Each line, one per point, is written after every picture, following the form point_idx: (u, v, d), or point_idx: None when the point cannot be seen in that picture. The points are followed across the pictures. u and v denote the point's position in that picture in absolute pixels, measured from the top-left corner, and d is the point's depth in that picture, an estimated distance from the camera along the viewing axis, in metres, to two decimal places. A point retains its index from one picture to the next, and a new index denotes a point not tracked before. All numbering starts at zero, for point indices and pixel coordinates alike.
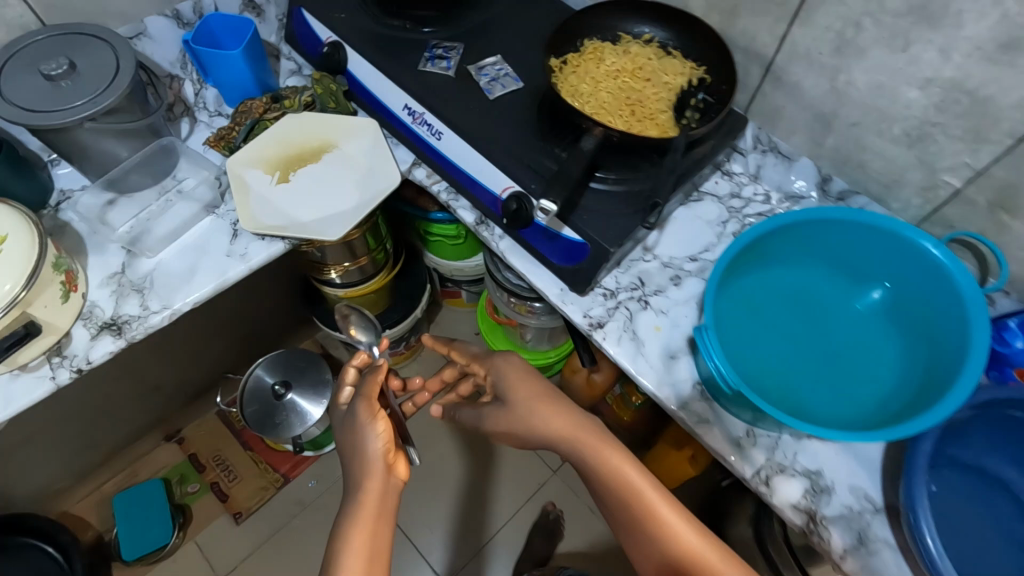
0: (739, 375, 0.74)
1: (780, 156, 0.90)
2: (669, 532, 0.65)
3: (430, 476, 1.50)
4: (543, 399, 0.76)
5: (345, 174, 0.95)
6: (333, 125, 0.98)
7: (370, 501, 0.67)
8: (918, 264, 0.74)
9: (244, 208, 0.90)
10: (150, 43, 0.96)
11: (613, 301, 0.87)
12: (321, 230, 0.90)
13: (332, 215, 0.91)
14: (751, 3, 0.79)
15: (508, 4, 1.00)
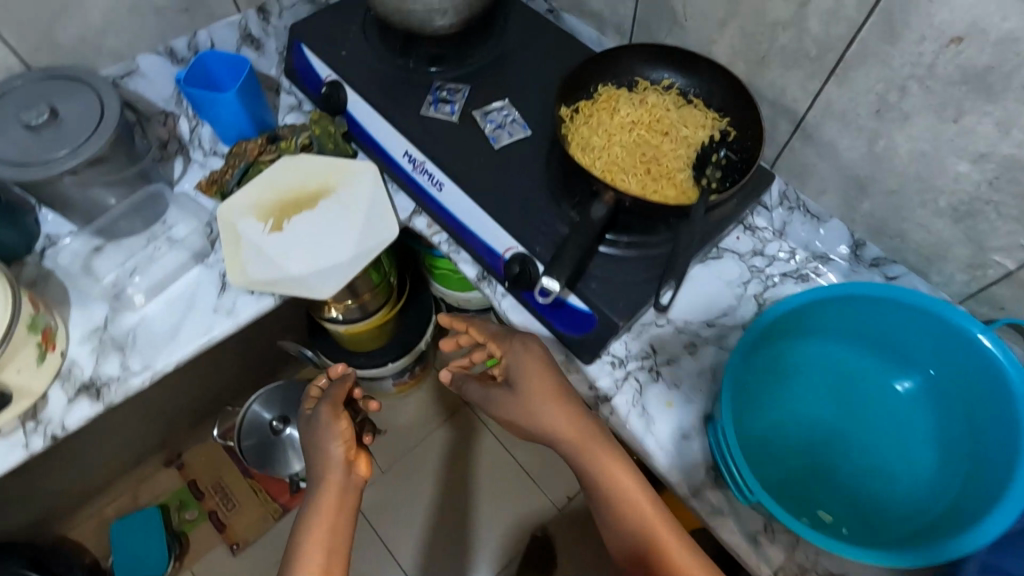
0: (757, 471, 0.67)
1: (809, 214, 0.85)
2: (647, 541, 0.65)
3: (412, 477, 1.51)
4: (541, 395, 0.70)
5: (343, 223, 0.89)
6: (332, 167, 0.92)
7: (330, 495, 0.69)
8: (963, 351, 0.67)
9: (235, 260, 0.85)
10: (142, 80, 0.92)
11: (622, 371, 0.81)
12: (314, 285, 0.85)
13: (327, 268, 0.86)
14: (782, 55, 0.72)
15: (518, 41, 0.94)
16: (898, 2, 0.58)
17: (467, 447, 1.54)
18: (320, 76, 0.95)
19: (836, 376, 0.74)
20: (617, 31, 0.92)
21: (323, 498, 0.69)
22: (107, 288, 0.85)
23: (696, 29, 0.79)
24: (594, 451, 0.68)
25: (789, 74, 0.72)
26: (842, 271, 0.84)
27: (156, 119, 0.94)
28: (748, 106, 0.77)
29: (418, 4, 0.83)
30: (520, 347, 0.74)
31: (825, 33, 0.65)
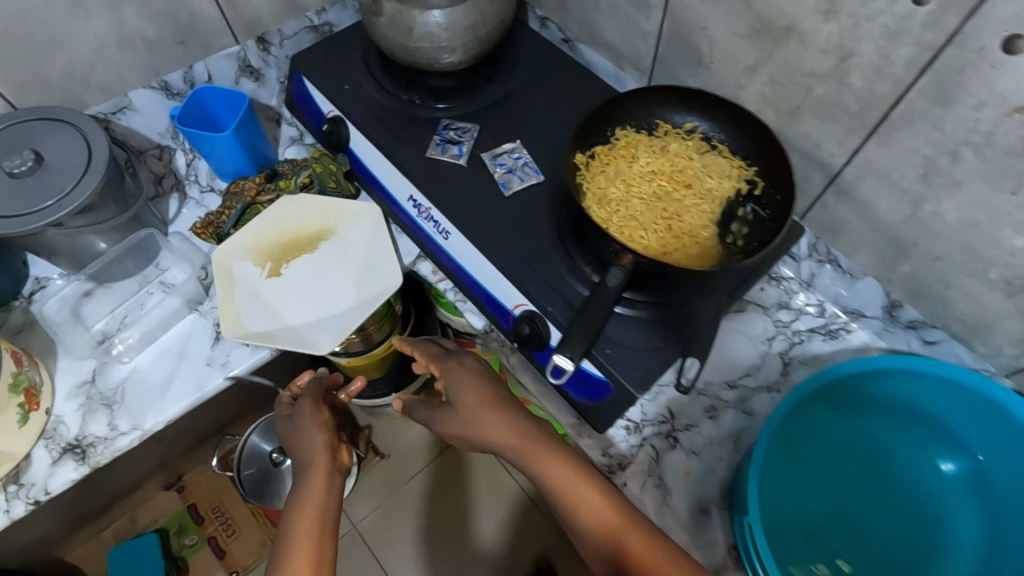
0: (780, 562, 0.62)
1: (842, 270, 0.79)
2: (608, 536, 0.57)
3: (404, 488, 1.42)
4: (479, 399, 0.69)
5: (344, 268, 0.84)
6: (333, 206, 0.87)
7: (318, 481, 0.68)
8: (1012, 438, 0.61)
9: (229, 308, 0.80)
10: (134, 115, 0.86)
11: (638, 437, 0.75)
12: (314, 338, 0.79)
13: (327, 319, 0.81)
14: (817, 107, 0.66)
15: (529, 77, 0.89)
16: (955, 64, 0.52)
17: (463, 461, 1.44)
18: (321, 110, 0.90)
19: (870, 452, 0.68)
20: (635, 66, 0.86)
21: (311, 482, 0.68)
22: (95, 338, 0.81)
23: (722, 71, 0.74)
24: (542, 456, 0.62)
25: (824, 127, 0.67)
26: (873, 329, 0.79)
27: (151, 154, 0.90)
28: (779, 156, 0.71)
29: (425, 40, 0.77)
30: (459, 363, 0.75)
31: (869, 90, 0.60)
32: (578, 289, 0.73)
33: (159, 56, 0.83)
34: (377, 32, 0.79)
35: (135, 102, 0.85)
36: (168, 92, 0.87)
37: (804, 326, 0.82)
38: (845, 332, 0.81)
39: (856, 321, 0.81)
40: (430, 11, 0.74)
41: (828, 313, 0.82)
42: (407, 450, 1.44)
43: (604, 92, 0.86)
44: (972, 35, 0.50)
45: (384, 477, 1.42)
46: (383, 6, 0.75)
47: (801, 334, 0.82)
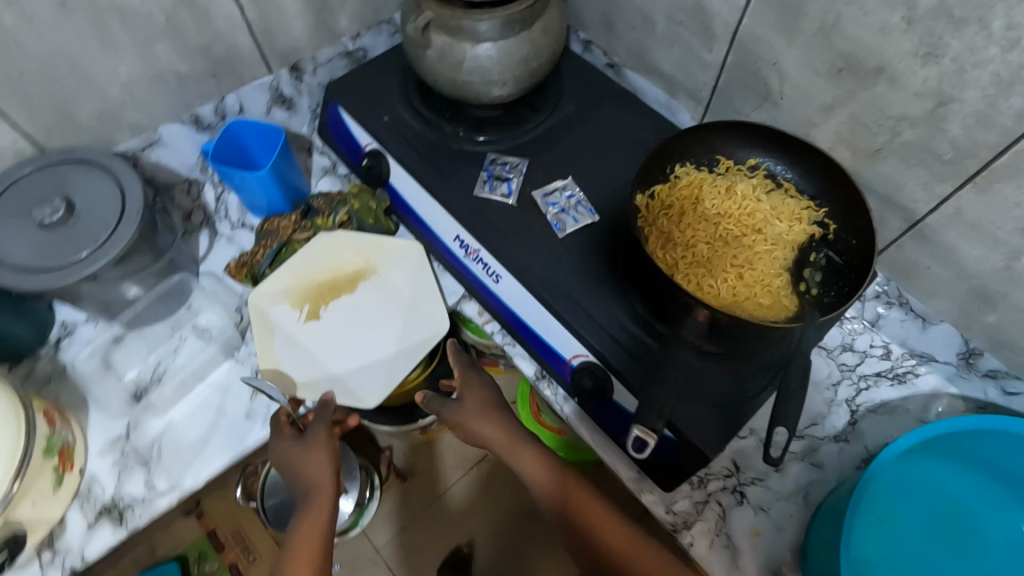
0: None
1: (911, 312, 0.76)
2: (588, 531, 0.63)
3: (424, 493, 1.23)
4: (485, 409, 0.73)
5: (386, 310, 0.80)
6: (370, 242, 0.83)
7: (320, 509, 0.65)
8: None
9: (268, 357, 0.77)
10: (165, 151, 0.82)
11: (703, 493, 0.72)
12: (360, 389, 0.77)
13: (371, 367, 0.77)
14: (901, 151, 0.62)
15: (576, 106, 0.84)
16: None
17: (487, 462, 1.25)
18: (358, 144, 0.85)
19: (959, 515, 0.65)
20: (690, 95, 0.82)
21: (314, 511, 0.65)
22: (129, 388, 0.76)
23: (793, 108, 0.70)
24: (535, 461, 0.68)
25: (908, 171, 0.63)
26: (944, 373, 0.76)
27: (179, 188, 0.85)
28: (854, 198, 0.67)
29: (474, 74, 0.73)
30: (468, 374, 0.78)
31: (968, 138, 0.56)
32: (641, 338, 0.68)
33: (190, 91, 0.80)
34: (423, 64, 0.74)
35: (165, 137, 0.81)
36: (198, 125, 0.83)
37: (870, 370, 0.78)
38: (914, 376, 0.77)
39: (925, 364, 0.77)
40: (481, 43, 0.70)
41: (895, 355, 0.78)
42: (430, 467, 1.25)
43: (656, 125, 0.82)
44: None
45: (405, 500, 1.22)
46: (432, 39, 0.71)
47: (867, 379, 0.78)
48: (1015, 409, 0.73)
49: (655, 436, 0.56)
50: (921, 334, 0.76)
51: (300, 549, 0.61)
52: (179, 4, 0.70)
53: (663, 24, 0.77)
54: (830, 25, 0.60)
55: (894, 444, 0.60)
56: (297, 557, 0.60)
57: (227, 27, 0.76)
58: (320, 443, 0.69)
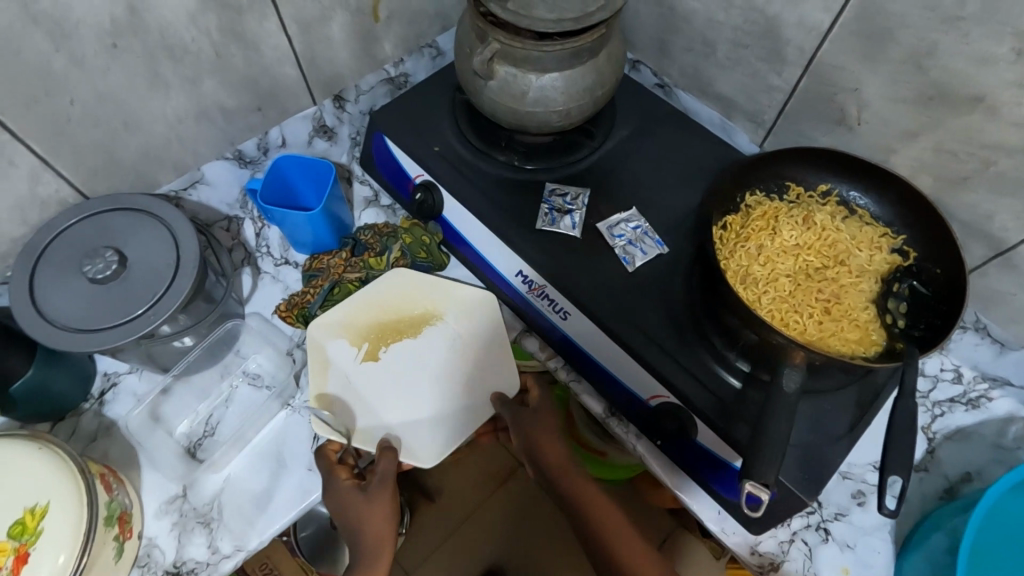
0: None
1: (989, 338, 0.74)
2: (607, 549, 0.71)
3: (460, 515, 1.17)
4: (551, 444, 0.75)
5: (452, 363, 0.75)
6: (441, 288, 0.79)
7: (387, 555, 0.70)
8: None
9: (319, 395, 0.73)
10: (207, 189, 0.80)
11: (787, 533, 0.69)
12: (412, 448, 0.71)
13: (426, 424, 0.73)
14: (995, 180, 0.61)
15: (632, 131, 0.82)
16: None
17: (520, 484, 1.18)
18: (407, 175, 0.82)
19: None
20: (749, 117, 0.80)
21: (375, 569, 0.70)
22: (182, 443, 0.73)
23: (869, 134, 0.68)
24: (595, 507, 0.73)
25: (1001, 202, 0.62)
26: (1018, 398, 0.74)
27: (219, 227, 0.82)
28: (939, 226, 0.64)
29: (539, 105, 0.70)
30: (546, 402, 0.77)
31: None
32: (724, 377, 0.67)
33: (234, 126, 0.78)
34: (483, 94, 0.71)
35: (208, 175, 0.79)
36: (241, 160, 0.81)
37: (943, 396, 0.76)
38: (987, 401, 0.75)
39: (997, 388, 0.76)
40: (546, 73, 0.68)
41: (966, 379, 0.77)
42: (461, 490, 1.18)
43: (716, 149, 0.80)
44: None
45: (434, 524, 1.17)
46: (495, 70, 0.68)
47: (941, 405, 0.76)
48: None
49: (768, 490, 0.53)
50: (993, 358, 0.75)
51: None
52: (229, 39, 0.68)
53: (726, 46, 0.76)
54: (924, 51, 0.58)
55: (998, 483, 0.60)
56: None
57: (275, 58, 0.74)
58: (384, 500, 0.70)
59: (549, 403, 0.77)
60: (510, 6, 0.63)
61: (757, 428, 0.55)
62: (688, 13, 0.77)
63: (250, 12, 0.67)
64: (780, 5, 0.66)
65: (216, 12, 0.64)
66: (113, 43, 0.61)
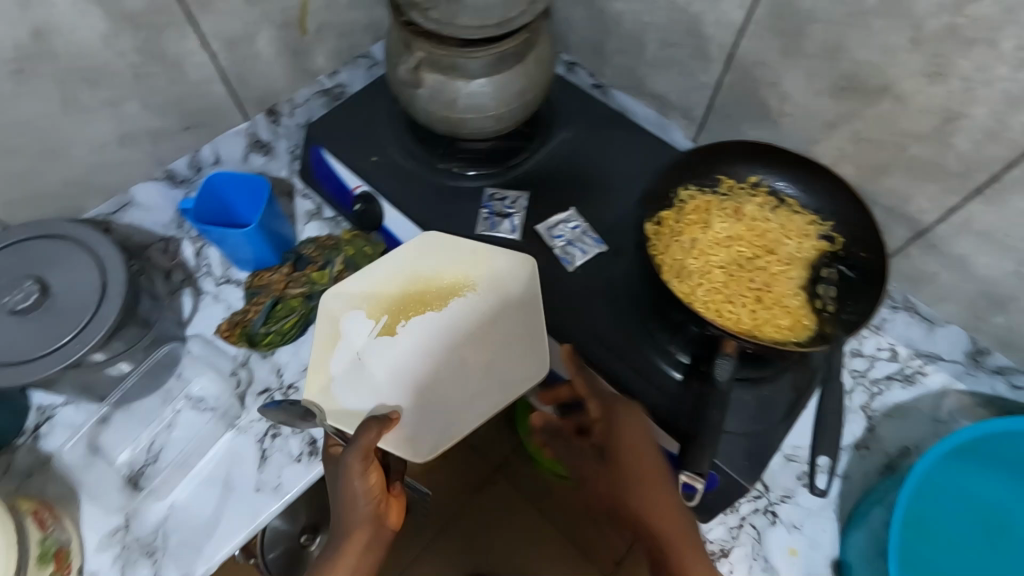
0: None
1: (920, 317, 0.75)
2: None
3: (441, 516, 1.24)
4: (651, 488, 0.57)
5: (483, 341, 0.72)
6: (479, 253, 0.74)
7: (351, 554, 0.59)
8: None
9: (320, 371, 0.70)
10: (141, 212, 0.79)
11: (736, 518, 0.71)
12: (415, 436, 0.68)
13: (433, 413, 0.69)
14: (910, 166, 0.62)
15: (570, 133, 0.82)
16: None
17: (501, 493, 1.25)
18: (347, 187, 0.80)
19: (987, 515, 0.68)
20: (683, 115, 0.81)
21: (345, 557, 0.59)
22: (123, 473, 0.71)
23: (794, 126, 0.70)
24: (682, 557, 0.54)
25: (916, 185, 0.63)
26: (951, 371, 0.76)
27: (155, 248, 0.80)
28: (861, 213, 0.67)
29: (470, 112, 0.70)
30: (631, 424, 0.60)
31: (976, 152, 0.57)
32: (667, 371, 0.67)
33: (163, 146, 0.76)
34: (414, 103, 0.71)
35: (138, 197, 0.78)
36: (172, 181, 0.80)
37: (880, 373, 0.79)
38: (922, 376, 0.78)
39: (931, 364, 0.78)
40: (475, 80, 0.67)
41: (902, 356, 0.79)
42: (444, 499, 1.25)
43: (652, 147, 0.81)
44: None
45: (415, 534, 1.22)
46: (423, 78, 0.68)
47: (879, 383, 0.78)
48: None
49: (703, 479, 0.54)
50: (926, 336, 0.76)
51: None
52: (149, 59, 0.67)
53: (654, 46, 0.76)
54: (834, 46, 0.60)
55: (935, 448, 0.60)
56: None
57: (200, 78, 0.73)
58: (352, 478, 0.60)
59: (638, 428, 0.60)
60: (432, 14, 0.64)
61: (697, 423, 0.57)
62: (616, 15, 0.78)
63: (167, 31, 0.66)
64: (699, 5, 0.67)
65: (129, 33, 0.63)
66: (17, 68, 0.59)
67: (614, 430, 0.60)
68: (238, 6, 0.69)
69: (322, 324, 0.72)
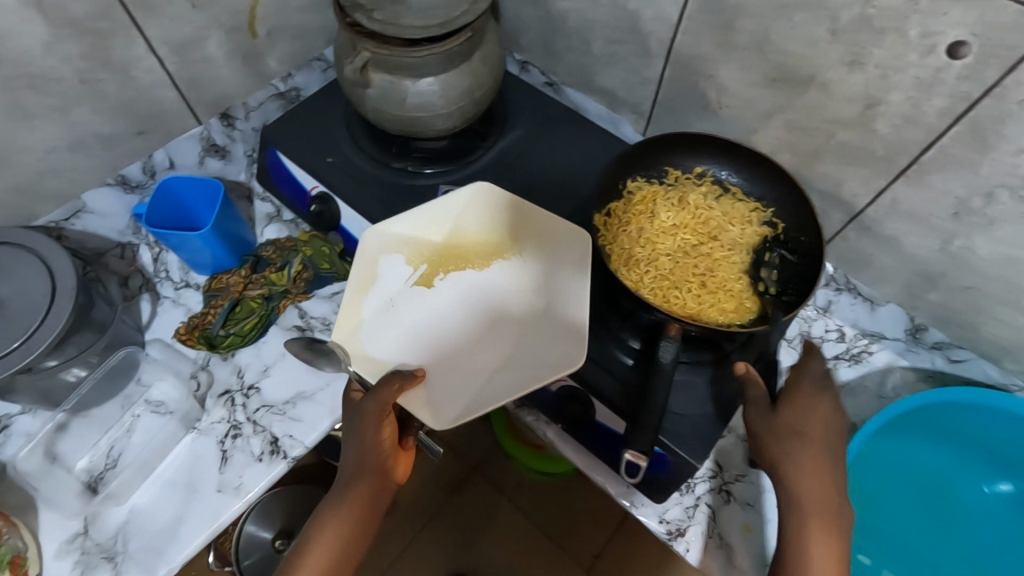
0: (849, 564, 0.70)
1: (860, 296, 0.77)
2: None
3: (422, 517, 1.26)
4: (811, 470, 0.55)
5: (521, 314, 0.69)
6: (532, 221, 0.72)
7: (355, 506, 0.58)
8: None
9: (352, 311, 0.67)
10: (93, 219, 0.79)
11: (692, 498, 0.73)
12: (434, 396, 0.63)
13: (460, 372, 0.66)
14: (840, 151, 0.65)
15: (523, 129, 0.84)
16: (993, 115, 0.52)
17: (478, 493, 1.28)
18: (303, 187, 0.81)
19: (920, 477, 0.74)
20: (632, 109, 0.83)
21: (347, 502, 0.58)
22: (82, 479, 0.71)
23: (734, 117, 0.72)
24: (819, 536, 0.53)
25: (847, 169, 0.66)
26: (895, 349, 0.76)
27: (112, 255, 0.80)
28: (801, 201, 0.70)
29: (420, 110, 0.71)
30: (818, 404, 0.59)
31: (897, 136, 0.60)
32: (623, 359, 0.68)
33: (116, 151, 0.78)
34: (365, 103, 0.72)
35: (90, 204, 0.79)
36: (126, 186, 0.80)
37: (828, 354, 0.77)
38: (868, 355, 0.77)
39: (876, 342, 0.77)
40: (422, 79, 0.69)
41: (848, 337, 0.78)
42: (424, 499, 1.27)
43: (602, 141, 0.83)
44: (1013, 87, 0.50)
45: (395, 533, 1.25)
46: (372, 78, 0.69)
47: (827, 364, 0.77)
48: (965, 375, 0.73)
49: (647, 458, 0.56)
50: (870, 315, 0.77)
51: (323, 538, 0.57)
52: (96, 65, 0.68)
53: (599, 43, 0.79)
54: (762, 38, 0.62)
55: (867, 424, 0.65)
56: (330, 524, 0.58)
57: (150, 82, 0.74)
58: (369, 428, 0.58)
59: (820, 411, 0.58)
60: (377, 16, 0.65)
61: (643, 402, 0.59)
62: (562, 14, 0.80)
63: (114, 36, 0.67)
64: (637, 1, 0.70)
65: (74, 39, 0.65)
66: None
67: (801, 410, 0.58)
68: (185, 12, 0.71)
69: (360, 262, 0.70)
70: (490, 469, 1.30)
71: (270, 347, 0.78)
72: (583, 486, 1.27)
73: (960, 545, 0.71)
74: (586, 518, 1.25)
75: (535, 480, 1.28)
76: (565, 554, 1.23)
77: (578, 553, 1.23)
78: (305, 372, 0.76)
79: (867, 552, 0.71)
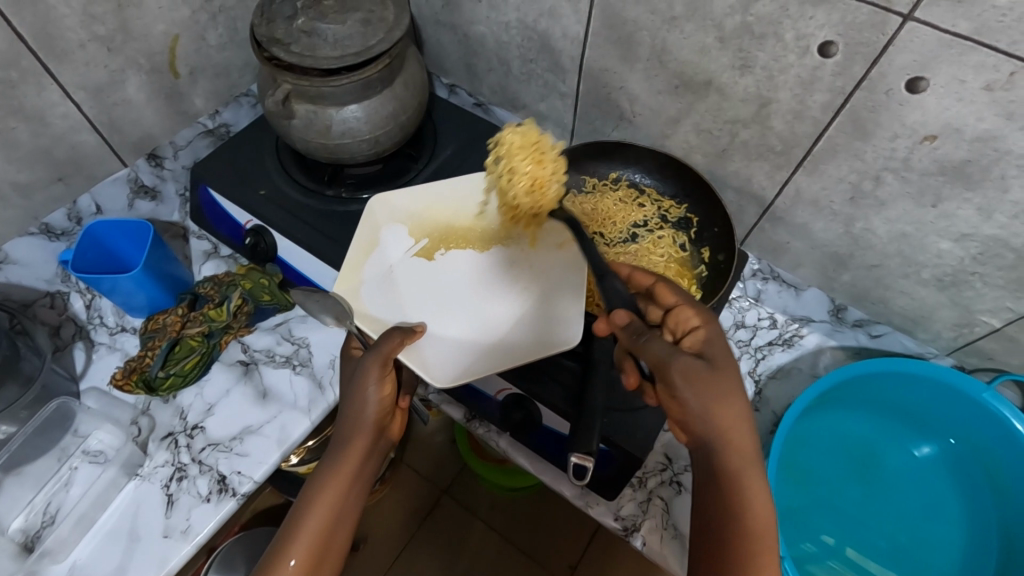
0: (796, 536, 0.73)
1: (786, 284, 0.81)
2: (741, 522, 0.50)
3: (396, 544, 1.24)
4: (721, 405, 0.52)
5: (524, 294, 0.69)
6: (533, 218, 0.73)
7: (351, 462, 0.57)
8: (984, 422, 0.71)
9: (353, 268, 0.68)
10: (18, 269, 0.78)
11: (644, 492, 0.72)
12: (434, 353, 0.65)
13: (457, 343, 0.67)
14: (744, 148, 0.70)
15: (454, 149, 0.86)
16: (866, 105, 0.58)
17: (452, 515, 1.27)
18: (237, 222, 0.80)
19: (853, 446, 0.78)
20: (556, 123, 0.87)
21: (345, 461, 0.57)
22: (17, 540, 0.68)
23: (646, 124, 0.76)
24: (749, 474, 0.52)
25: (754, 165, 0.71)
26: (823, 331, 0.80)
27: (41, 305, 0.78)
28: (714, 196, 0.73)
29: (346, 137, 0.73)
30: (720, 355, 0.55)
31: (790, 131, 0.64)
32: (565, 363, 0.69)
33: (36, 200, 0.78)
34: (291, 134, 0.73)
35: (15, 253, 0.79)
36: (50, 234, 0.80)
37: (762, 341, 0.81)
38: (799, 338, 0.80)
39: (806, 326, 0.81)
40: (346, 106, 0.71)
41: (780, 322, 0.81)
42: (398, 525, 1.26)
43: None
44: (879, 79, 0.55)
45: (372, 563, 1.23)
46: (295, 108, 0.71)
47: (762, 349, 0.80)
48: (885, 349, 0.78)
49: (593, 458, 0.54)
50: (796, 300, 0.81)
51: (319, 502, 0.55)
52: (6, 113, 0.68)
53: (517, 62, 0.82)
54: (660, 49, 0.67)
55: (792, 407, 0.68)
56: (328, 483, 0.56)
57: (67, 127, 0.75)
58: (372, 380, 0.57)
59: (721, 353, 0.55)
60: (294, 49, 0.66)
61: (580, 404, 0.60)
62: (480, 37, 0.83)
63: (24, 85, 0.68)
64: (546, 21, 0.74)
65: None
66: None
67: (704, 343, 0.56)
68: (99, 56, 0.73)
69: (364, 224, 0.70)
70: (461, 490, 1.29)
71: (212, 385, 0.77)
72: (555, 498, 1.28)
73: (902, 513, 0.75)
74: (560, 528, 1.26)
75: (507, 496, 1.28)
76: (545, 568, 1.23)
77: (557, 563, 1.23)
78: (250, 407, 0.75)
79: (831, 532, 0.74)
